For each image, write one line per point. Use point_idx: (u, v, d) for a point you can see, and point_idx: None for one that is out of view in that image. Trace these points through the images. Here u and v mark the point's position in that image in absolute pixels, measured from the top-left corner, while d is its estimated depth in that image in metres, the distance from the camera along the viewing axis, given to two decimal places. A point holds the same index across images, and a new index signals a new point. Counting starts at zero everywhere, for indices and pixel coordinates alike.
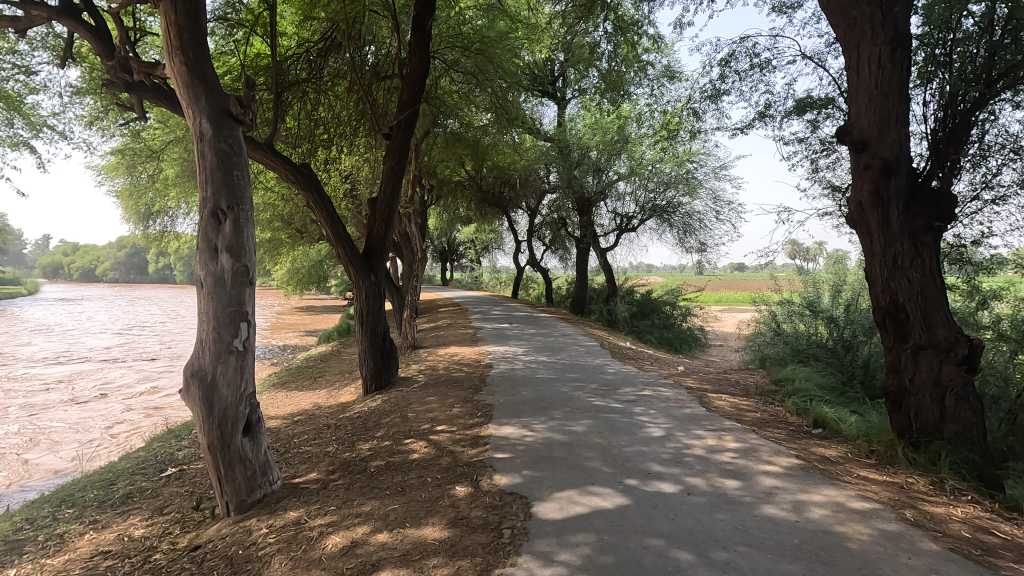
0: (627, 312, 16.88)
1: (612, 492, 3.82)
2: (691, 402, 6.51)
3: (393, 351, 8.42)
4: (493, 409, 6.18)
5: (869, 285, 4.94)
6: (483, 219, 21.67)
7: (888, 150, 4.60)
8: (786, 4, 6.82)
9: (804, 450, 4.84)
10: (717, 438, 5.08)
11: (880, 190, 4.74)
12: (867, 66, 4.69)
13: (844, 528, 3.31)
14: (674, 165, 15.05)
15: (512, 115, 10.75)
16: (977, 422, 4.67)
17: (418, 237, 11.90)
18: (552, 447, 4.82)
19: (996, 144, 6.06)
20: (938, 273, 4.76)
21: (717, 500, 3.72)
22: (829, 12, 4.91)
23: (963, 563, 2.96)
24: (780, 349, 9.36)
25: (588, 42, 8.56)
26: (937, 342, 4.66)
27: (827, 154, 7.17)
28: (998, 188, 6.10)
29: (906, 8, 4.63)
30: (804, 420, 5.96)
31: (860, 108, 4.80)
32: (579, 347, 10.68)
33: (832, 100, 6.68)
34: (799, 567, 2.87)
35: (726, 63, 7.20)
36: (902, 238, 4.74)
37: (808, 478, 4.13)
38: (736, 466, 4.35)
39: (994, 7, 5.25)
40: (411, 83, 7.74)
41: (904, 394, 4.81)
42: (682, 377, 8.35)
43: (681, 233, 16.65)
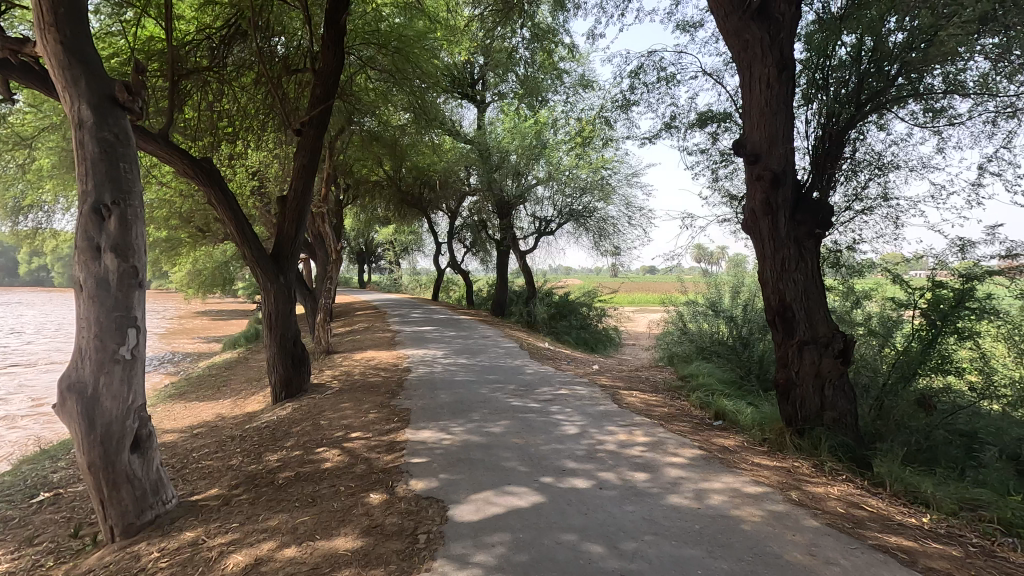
0: (546, 314, 17.29)
1: (528, 491, 3.88)
2: (604, 399, 6.77)
3: (305, 356, 8.03)
4: (411, 413, 6.08)
5: (761, 287, 5.37)
6: (402, 221, 21.27)
7: (777, 163, 5.03)
8: (690, 23, 7.26)
9: (706, 441, 5.18)
10: (628, 433, 5.31)
11: (770, 200, 5.18)
12: (758, 84, 5.10)
13: (739, 511, 3.58)
14: (589, 171, 15.60)
15: (431, 117, 10.63)
16: (850, 409, 5.20)
17: (333, 238, 11.46)
18: (470, 449, 4.82)
19: (865, 161, 6.77)
20: (818, 274, 5.25)
21: (627, 492, 3.88)
22: (724, 33, 5.30)
23: (838, 536, 3.29)
24: (687, 347, 9.98)
25: (506, 47, 8.66)
26: (818, 338, 5.15)
27: (726, 165, 7.71)
28: (866, 200, 6.83)
29: (789, 34, 5.11)
30: (707, 412, 6.38)
31: (752, 123, 5.21)
32: (499, 349, 10.77)
33: (729, 115, 7.20)
34: (700, 551, 3.06)
35: (635, 74, 7.53)
36: (788, 244, 5.20)
37: (709, 467, 4.42)
38: (645, 459, 4.57)
39: (862, 39, 5.87)
40: (324, 77, 7.42)
41: (791, 385, 5.27)
42: (597, 376, 8.65)
43: (596, 237, 17.26)
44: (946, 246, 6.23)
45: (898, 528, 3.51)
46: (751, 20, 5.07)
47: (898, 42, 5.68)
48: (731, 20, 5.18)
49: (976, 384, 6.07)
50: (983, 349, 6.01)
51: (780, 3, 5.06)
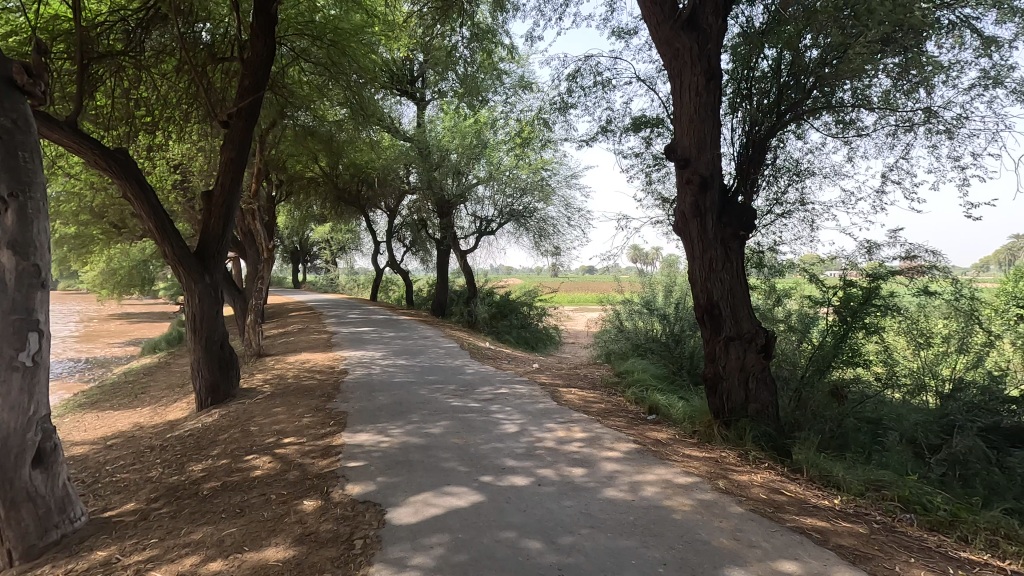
0: (487, 314, 17.29)
1: (467, 491, 3.87)
2: (544, 397, 6.86)
3: (233, 360, 7.63)
4: (347, 416, 5.91)
5: (691, 285, 5.62)
6: (339, 219, 20.67)
7: (705, 168, 5.27)
8: (625, 30, 7.47)
9: (640, 435, 5.36)
10: (566, 430, 5.41)
11: (698, 203, 5.43)
12: (688, 91, 5.34)
13: (671, 501, 3.73)
14: (529, 172, 15.78)
15: (369, 113, 10.39)
16: (772, 401, 5.51)
17: (264, 236, 10.97)
18: (409, 451, 4.76)
19: (785, 167, 7.20)
20: (743, 273, 5.55)
21: (565, 488, 3.95)
22: (656, 41, 5.51)
23: (760, 521, 3.49)
24: (623, 344, 10.27)
25: (446, 45, 8.59)
26: (743, 334, 5.45)
27: (659, 169, 7.99)
28: (786, 204, 7.29)
29: (716, 45, 5.37)
30: (641, 407, 6.60)
31: (682, 129, 5.44)
32: (439, 349, 10.69)
33: (661, 121, 7.48)
34: (634, 541, 3.16)
35: (572, 78, 7.67)
36: (715, 245, 5.46)
37: (643, 460, 4.58)
38: (582, 455, 4.67)
39: (782, 53, 6.25)
40: (254, 68, 7.08)
41: (718, 379, 5.54)
42: (537, 374, 8.76)
43: (536, 237, 17.46)
44: (855, 248, 6.73)
45: (813, 511, 3.77)
46: (681, 30, 5.30)
47: (813, 58, 6.09)
48: (662, 29, 5.38)
49: (881, 374, 6.61)
50: (887, 343, 6.56)
51: (707, 16, 5.32)
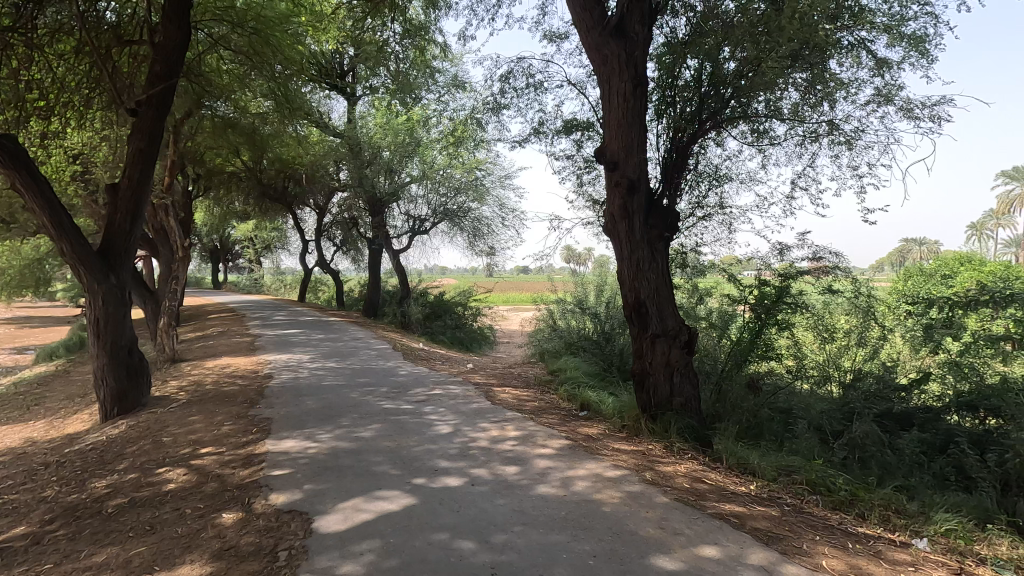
0: (420, 314, 17.04)
1: (399, 494, 3.80)
2: (477, 397, 6.86)
3: (143, 367, 7.08)
4: (271, 423, 5.65)
5: (620, 285, 5.80)
6: (264, 216, 19.70)
7: (632, 171, 5.46)
8: (555, 34, 7.59)
9: (572, 431, 5.48)
10: (500, 429, 5.44)
11: (626, 205, 5.60)
12: (616, 97, 5.50)
13: (601, 495, 3.84)
14: (463, 172, 15.74)
15: (295, 106, 9.98)
16: (695, 394, 5.77)
17: (178, 234, 10.25)
18: (338, 456, 4.61)
19: (706, 172, 7.58)
20: (668, 274, 5.79)
21: (498, 486, 3.97)
22: (586, 47, 5.65)
23: (684, 509, 3.66)
24: (556, 342, 10.46)
25: (377, 40, 8.39)
26: (668, 331, 5.69)
27: (589, 172, 8.19)
28: (707, 208, 7.67)
29: (643, 53, 5.56)
30: (573, 404, 6.75)
31: (611, 133, 5.60)
32: (371, 351, 10.43)
33: (591, 124, 7.66)
34: (565, 536, 3.22)
35: (505, 79, 7.71)
36: (642, 246, 5.67)
37: (574, 455, 4.68)
38: (516, 453, 4.71)
39: (702, 64, 6.58)
40: (165, 53, 6.62)
41: (645, 374, 5.75)
42: (471, 374, 8.75)
43: (471, 237, 17.42)
44: (769, 249, 7.20)
45: (731, 497, 4.00)
46: (609, 37, 5.47)
47: (730, 70, 6.45)
48: (592, 35, 5.54)
49: (792, 367, 7.11)
50: (796, 337, 7.06)
51: (634, 24, 5.50)
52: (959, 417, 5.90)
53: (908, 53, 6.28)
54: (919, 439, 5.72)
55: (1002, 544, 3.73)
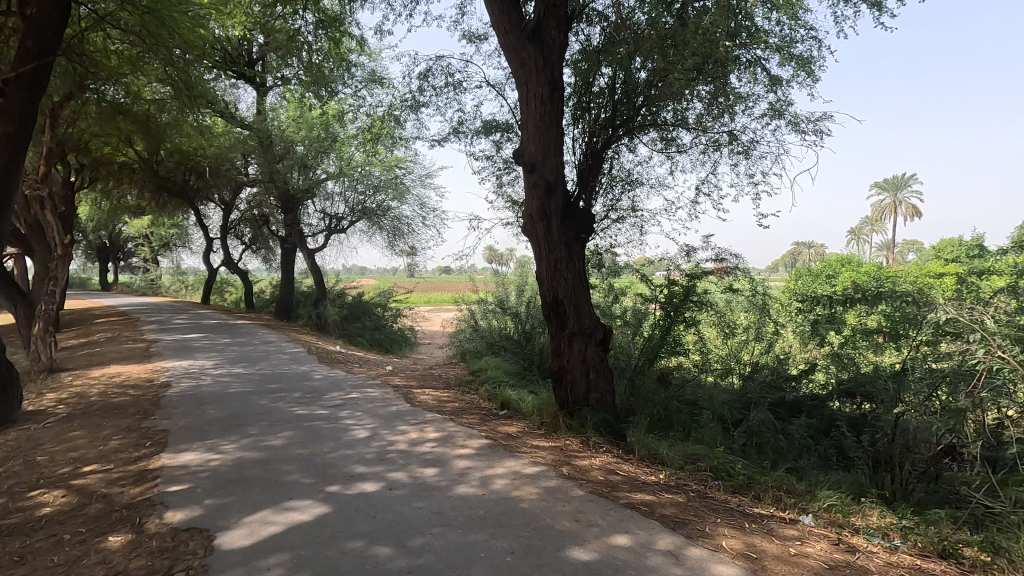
0: (338, 315, 16.42)
1: (311, 504, 3.64)
2: (396, 399, 6.72)
3: (12, 379, 6.28)
4: (169, 435, 5.22)
5: (538, 285, 5.91)
6: (161, 212, 18.18)
7: (549, 173, 5.58)
8: (474, 35, 7.60)
9: (492, 430, 5.50)
10: (419, 431, 5.36)
11: (544, 206, 5.73)
12: (533, 100, 5.62)
13: (519, 492, 3.89)
14: (382, 169, 15.43)
15: (197, 94, 9.30)
16: (609, 390, 5.99)
17: (57, 229, 9.22)
18: (244, 467, 4.34)
19: (620, 176, 7.89)
20: (584, 274, 5.96)
21: (417, 489, 3.91)
22: (504, 48, 5.70)
23: (598, 500, 3.80)
24: (477, 343, 10.47)
25: (289, 29, 7.99)
26: (584, 329, 5.86)
27: (509, 172, 8.26)
28: (620, 210, 7.99)
29: (559, 58, 5.70)
30: (493, 403, 6.79)
31: (528, 135, 5.70)
32: (283, 355, 9.91)
33: (510, 126, 7.75)
34: (483, 534, 3.23)
35: (423, 77, 7.62)
36: (559, 247, 5.80)
37: (494, 454, 4.71)
38: (435, 454, 4.67)
39: (616, 73, 6.85)
40: (41, 27, 5.93)
41: (563, 372, 5.90)
42: (390, 376, 8.55)
43: (390, 236, 17.03)
44: (678, 251, 7.62)
45: (643, 486, 4.19)
46: (527, 41, 5.57)
47: (641, 79, 6.76)
48: (509, 37, 5.60)
49: (697, 361, 7.57)
50: (701, 333, 7.52)
51: (551, 29, 5.62)
52: (839, 403, 6.64)
53: (796, 72, 6.88)
54: (807, 424, 6.39)
55: (873, 515, 4.18)
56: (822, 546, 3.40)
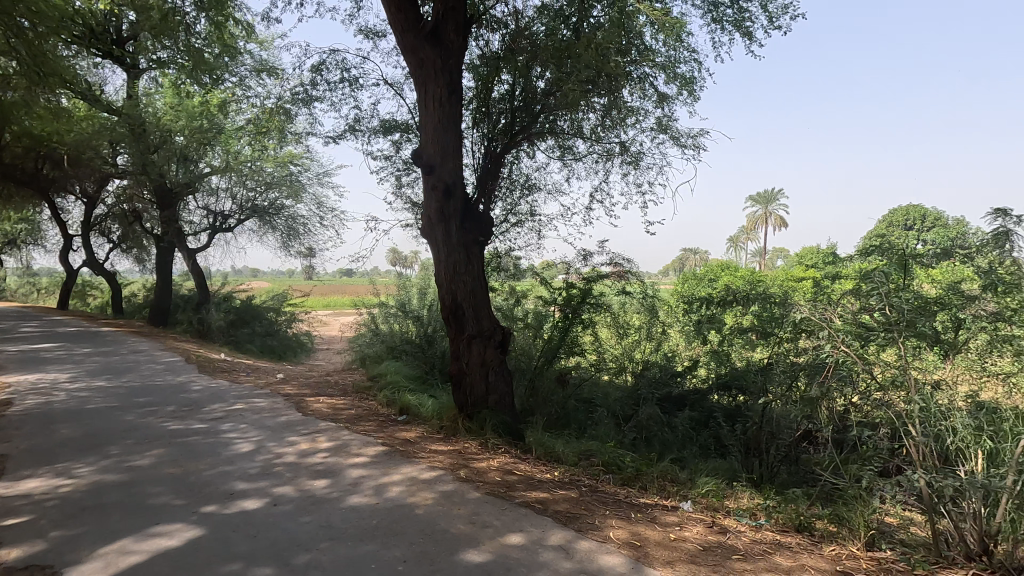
0: (223, 321, 15.17)
1: (182, 527, 3.32)
2: (287, 409, 6.34)
3: None
4: (7, 460, 4.52)
5: (437, 287, 5.87)
6: (5, 204, 15.80)
7: (447, 176, 5.58)
8: (372, 31, 7.40)
9: (389, 437, 5.36)
10: (310, 441, 5.10)
11: (443, 209, 5.71)
12: (431, 102, 5.60)
13: (414, 498, 3.82)
14: (274, 165, 14.58)
15: (50, 71, 8.17)
16: (508, 391, 6.07)
17: None
18: (103, 491, 3.87)
19: (519, 181, 8.06)
20: (483, 276, 5.99)
21: (305, 503, 3.71)
22: (402, 48, 5.61)
23: (494, 501, 3.83)
24: (377, 348, 10.16)
25: (163, 6, 7.29)
26: (483, 332, 5.90)
27: (409, 173, 8.12)
28: (519, 215, 8.16)
29: (458, 62, 5.71)
30: (392, 409, 6.62)
31: (427, 136, 5.67)
32: (155, 365, 8.97)
33: (410, 127, 7.63)
34: (374, 545, 3.13)
35: (317, 70, 7.28)
36: (458, 249, 5.80)
37: (390, 461, 4.59)
38: (327, 465, 4.46)
39: (515, 80, 6.99)
40: None
41: (462, 375, 5.91)
42: (280, 385, 8.04)
43: (284, 236, 16.08)
44: (575, 255, 7.90)
45: (538, 484, 4.29)
46: (424, 41, 5.52)
47: (540, 88, 6.95)
48: (407, 37, 5.53)
49: (594, 361, 7.84)
50: (597, 334, 7.83)
51: (449, 33, 5.61)
52: (718, 395, 7.21)
53: (681, 90, 7.42)
54: (690, 417, 7.03)
55: (743, 497, 4.60)
56: (698, 529, 3.68)
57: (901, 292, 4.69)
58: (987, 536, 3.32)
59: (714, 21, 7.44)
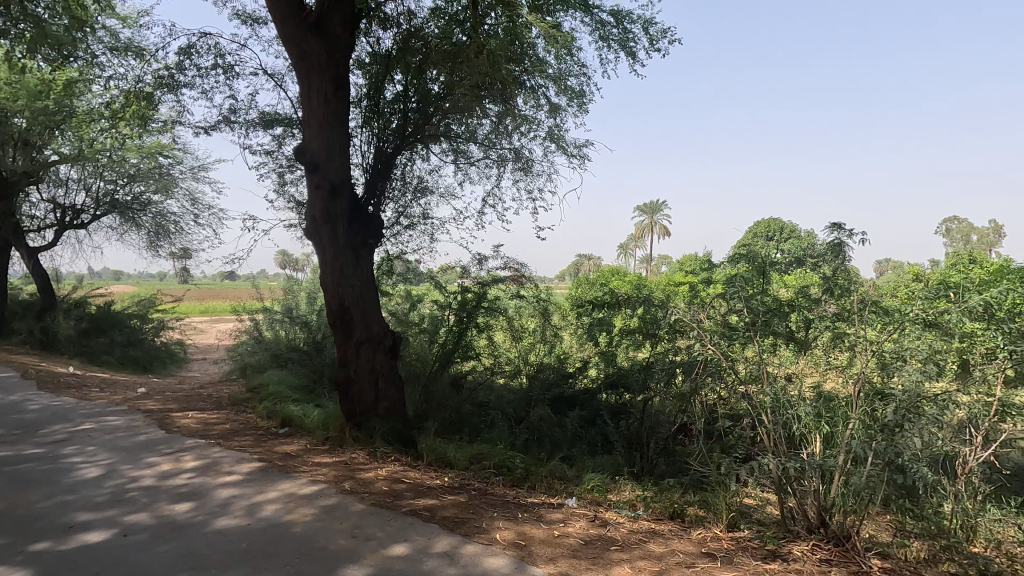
0: (74, 329, 13.33)
1: (2, 571, 2.84)
2: (147, 427, 5.69)
3: None
4: None
5: (322, 291, 5.59)
6: None
7: (334, 175, 5.35)
8: (249, 17, 6.92)
9: (267, 452, 5.00)
10: (173, 461, 4.61)
11: (329, 209, 5.45)
12: (316, 97, 5.35)
13: (291, 515, 3.59)
14: (139, 156, 13.16)
15: None
16: (400, 398, 5.91)
17: None
18: None
19: (411, 183, 7.92)
20: (371, 279, 5.80)
21: (162, 531, 3.34)
22: (282, 37, 5.29)
23: (380, 512, 3.70)
24: (260, 356, 9.47)
25: None
26: (372, 337, 5.70)
27: (292, 170, 7.68)
28: (411, 217, 8.02)
29: (344, 56, 5.51)
30: (272, 422, 6.19)
31: (311, 133, 5.41)
32: None
33: (293, 121, 7.23)
34: (243, 570, 2.89)
35: (185, 54, 6.66)
36: (345, 251, 5.57)
37: (266, 478, 4.28)
38: (192, 487, 4.05)
39: (407, 82, 6.88)
40: None
41: (350, 383, 5.67)
42: (142, 400, 7.20)
43: (151, 236, 14.50)
44: (470, 259, 7.91)
45: (426, 491, 4.21)
46: (308, 32, 5.26)
47: (434, 91, 6.89)
48: (288, 26, 5.24)
49: (489, 364, 7.89)
50: (493, 338, 7.86)
51: (335, 26, 5.39)
52: (606, 394, 7.57)
53: (571, 102, 7.72)
54: (580, 416, 7.39)
55: (624, 490, 4.86)
56: (581, 524, 3.82)
57: (758, 296, 5.27)
58: (824, 510, 3.74)
59: (601, 39, 7.84)
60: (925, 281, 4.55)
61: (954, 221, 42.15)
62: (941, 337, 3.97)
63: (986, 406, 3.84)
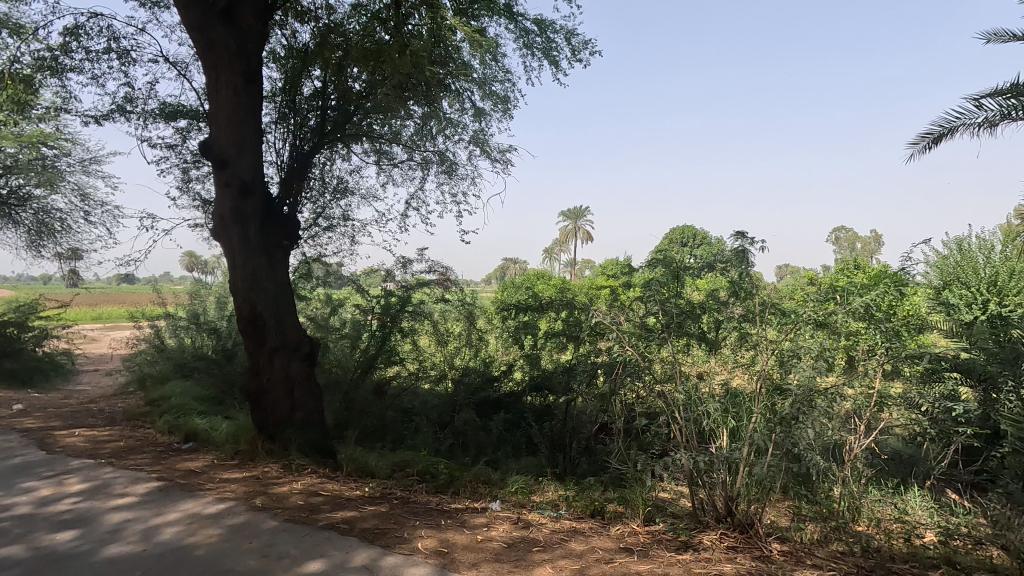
0: None
1: None
2: (24, 448, 5.07)
3: None
4: None
5: (232, 296, 5.26)
6: None
7: (244, 172, 5.05)
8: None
9: (167, 469, 4.62)
10: (55, 485, 4.14)
11: (239, 208, 5.13)
12: (225, 89, 5.03)
13: (194, 537, 3.33)
14: (17, 145, 11.75)
15: None
16: (317, 407, 5.66)
17: None
18: None
19: (330, 183, 7.64)
20: (286, 283, 5.53)
21: (39, 564, 2.98)
22: (186, 24, 4.94)
23: (293, 528, 3.51)
24: (162, 366, 8.73)
25: None
26: (287, 344, 5.42)
27: (198, 167, 7.18)
28: (330, 219, 7.74)
29: (256, 48, 5.24)
30: (174, 437, 5.72)
31: (219, 127, 5.08)
32: None
33: (199, 114, 6.75)
34: None
35: (71, 34, 6.04)
36: (258, 253, 5.27)
37: (166, 498, 3.95)
38: (77, 513, 3.66)
39: (327, 79, 6.64)
40: None
41: (263, 392, 5.36)
42: (18, 419, 6.42)
43: (31, 235, 12.98)
44: (394, 262, 7.74)
45: (345, 503, 4.06)
46: (215, 20, 4.95)
47: (355, 89, 6.70)
48: (193, 12, 4.90)
49: (414, 369, 7.74)
50: (417, 342, 7.72)
51: (246, 16, 5.12)
52: (531, 396, 7.46)
53: (496, 106, 7.77)
54: (505, 419, 7.33)
55: (547, 490, 4.94)
56: (504, 527, 3.82)
57: (672, 299, 5.65)
58: (731, 500, 3.96)
59: (525, 46, 7.95)
60: (819, 286, 4.97)
61: (844, 229, 46.49)
62: (830, 335, 4.42)
63: (867, 398, 4.24)
